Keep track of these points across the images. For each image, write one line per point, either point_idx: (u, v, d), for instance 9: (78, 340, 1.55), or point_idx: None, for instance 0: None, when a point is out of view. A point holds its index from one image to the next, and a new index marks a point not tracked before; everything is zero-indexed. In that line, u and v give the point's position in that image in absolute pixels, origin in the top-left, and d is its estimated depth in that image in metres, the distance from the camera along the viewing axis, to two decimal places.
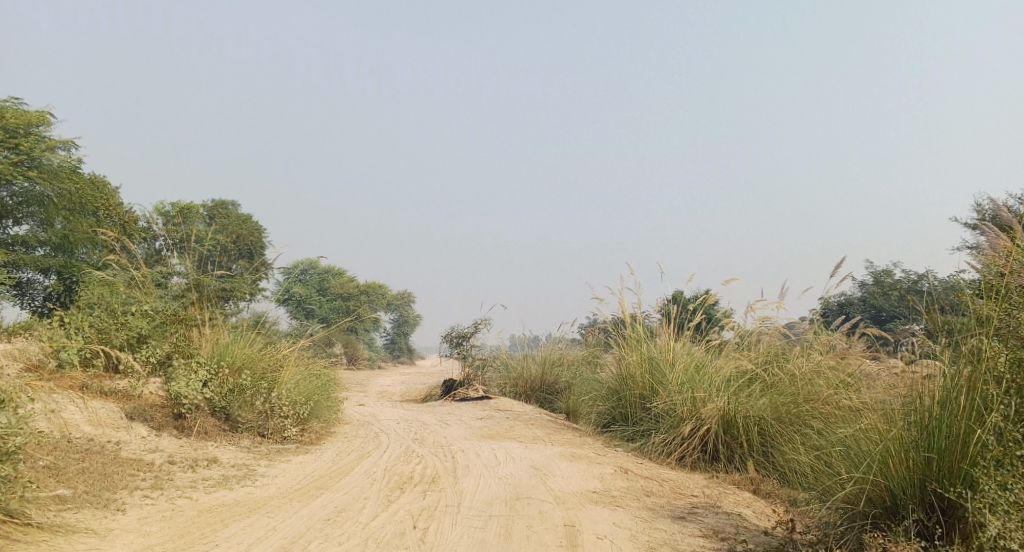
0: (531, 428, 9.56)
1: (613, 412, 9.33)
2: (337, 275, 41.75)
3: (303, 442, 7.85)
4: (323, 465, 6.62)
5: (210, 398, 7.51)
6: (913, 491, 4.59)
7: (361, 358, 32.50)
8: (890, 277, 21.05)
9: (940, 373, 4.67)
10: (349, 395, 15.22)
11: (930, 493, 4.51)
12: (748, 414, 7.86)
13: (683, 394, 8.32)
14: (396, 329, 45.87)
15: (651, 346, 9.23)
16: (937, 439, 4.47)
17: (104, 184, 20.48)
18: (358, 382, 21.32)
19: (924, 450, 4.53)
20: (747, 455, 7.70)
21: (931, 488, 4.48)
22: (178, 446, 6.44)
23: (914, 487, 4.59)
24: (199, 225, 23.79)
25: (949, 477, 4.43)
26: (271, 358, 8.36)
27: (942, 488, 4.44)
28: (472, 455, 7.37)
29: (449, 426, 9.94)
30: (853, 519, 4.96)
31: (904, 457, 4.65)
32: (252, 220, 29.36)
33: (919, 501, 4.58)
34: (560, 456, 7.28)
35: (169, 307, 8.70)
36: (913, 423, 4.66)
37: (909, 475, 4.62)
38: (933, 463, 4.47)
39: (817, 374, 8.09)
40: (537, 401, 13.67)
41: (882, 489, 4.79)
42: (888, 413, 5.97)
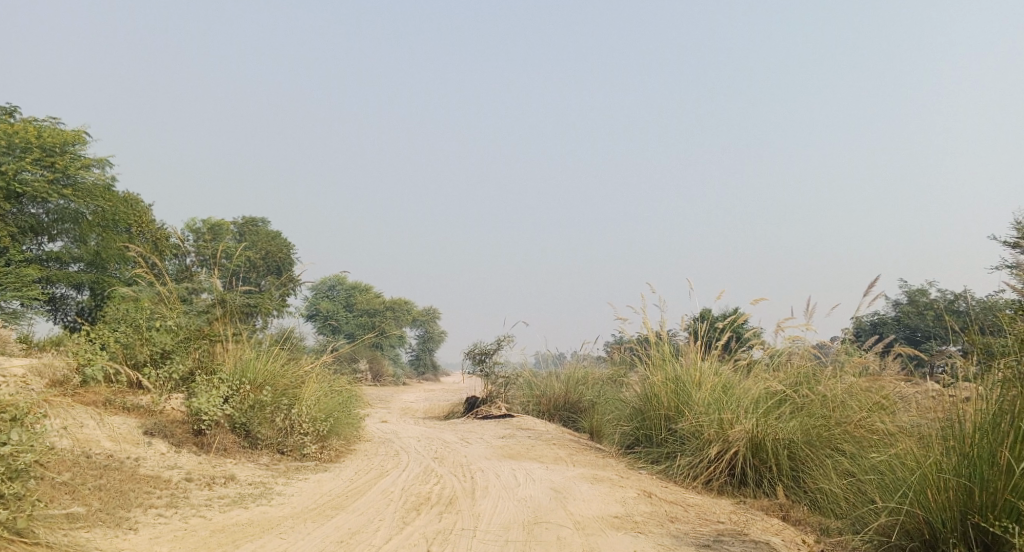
0: (553, 448, 9.40)
1: (638, 432, 9.14)
2: (364, 291, 41.99)
3: (322, 460, 7.84)
4: (341, 484, 6.53)
5: (231, 414, 7.45)
6: (955, 525, 4.35)
7: (386, 374, 32.53)
8: (925, 296, 20.53)
9: (981, 398, 4.46)
10: (372, 412, 15.17)
11: (972, 527, 4.28)
12: (777, 437, 7.63)
13: (710, 415, 8.10)
14: (422, 345, 45.92)
15: (677, 366, 9.03)
16: (980, 469, 4.24)
17: (137, 201, 20.85)
18: (382, 399, 21.28)
19: (966, 480, 4.30)
20: (776, 480, 7.45)
21: (973, 522, 4.25)
22: (197, 463, 6.42)
23: (955, 520, 4.35)
24: (229, 242, 24.09)
25: (994, 510, 4.19)
26: (294, 374, 8.29)
27: (986, 522, 4.21)
28: (492, 475, 7.23)
29: (470, 445, 9.82)
30: None
31: (944, 488, 4.42)
32: (281, 237, 29.68)
33: (961, 535, 4.33)
34: (582, 478, 7.11)
35: (194, 322, 8.70)
36: (952, 451, 4.45)
37: (950, 506, 4.38)
38: (977, 495, 4.24)
39: (850, 395, 7.83)
40: (561, 420, 13.49)
41: (921, 521, 4.55)
42: (925, 438, 5.72)
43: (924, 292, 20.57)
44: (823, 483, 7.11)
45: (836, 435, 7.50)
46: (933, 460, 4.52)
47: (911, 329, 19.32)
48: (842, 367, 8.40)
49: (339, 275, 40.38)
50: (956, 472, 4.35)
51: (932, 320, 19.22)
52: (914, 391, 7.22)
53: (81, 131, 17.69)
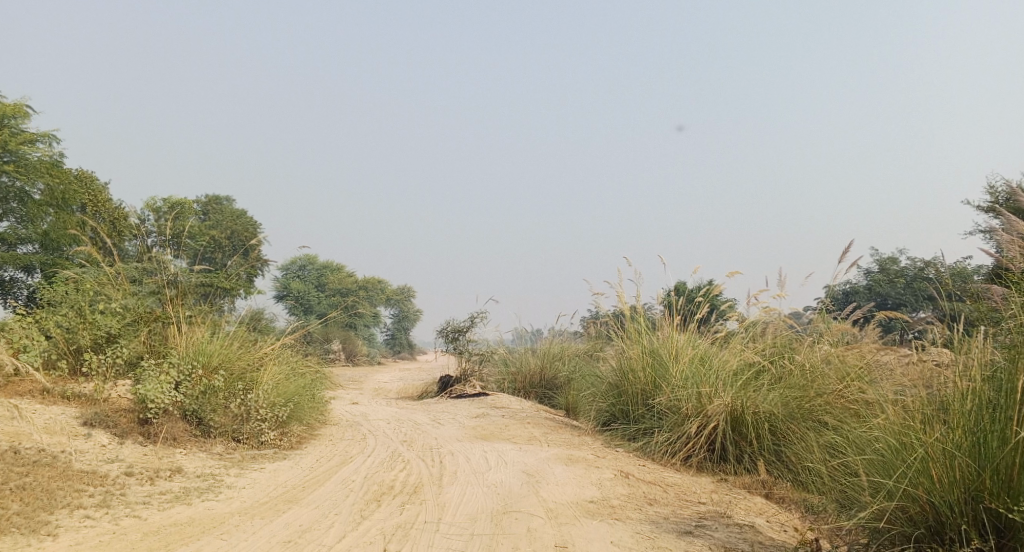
0: (528, 427, 9.05)
1: (614, 409, 8.82)
2: (335, 270, 41.23)
3: (281, 447, 7.37)
4: (299, 474, 6.11)
5: (181, 401, 7.00)
6: (964, 509, 4.09)
7: (359, 354, 31.98)
8: (895, 264, 20.57)
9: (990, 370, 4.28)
10: (342, 394, 14.70)
11: (984, 511, 4.03)
12: (757, 409, 7.34)
13: (688, 389, 7.78)
14: (396, 324, 45.40)
15: (654, 340, 8.70)
16: (991, 446, 4.01)
17: (91, 179, 19.96)
18: (354, 379, 20.79)
19: (975, 458, 4.06)
20: (758, 455, 7.18)
21: (986, 506, 4.00)
22: (141, 455, 5.94)
23: (964, 504, 4.09)
24: (190, 221, 23.26)
25: (1010, 493, 3.94)
26: (251, 357, 7.85)
27: (1001, 506, 3.96)
28: (462, 459, 6.85)
29: (442, 427, 9.43)
30: (892, 542, 4.46)
31: (950, 467, 4.17)
32: (246, 215, 28.83)
33: (971, 521, 4.07)
34: (556, 459, 6.75)
35: (143, 304, 8.16)
36: (955, 428, 4.23)
37: (958, 490, 4.12)
38: (988, 474, 4.00)
39: (826, 364, 7.59)
40: (537, 397, 13.17)
41: (925, 505, 4.29)
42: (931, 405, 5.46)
43: (895, 261, 20.61)
44: (805, 457, 6.87)
45: (817, 407, 7.28)
46: (936, 437, 4.28)
47: (882, 298, 19.34)
48: (819, 339, 8.05)
49: (309, 253, 39.65)
50: (961, 452, 4.10)
51: (903, 288, 19.27)
52: (892, 361, 7.08)
53: (24, 105, 16.76)
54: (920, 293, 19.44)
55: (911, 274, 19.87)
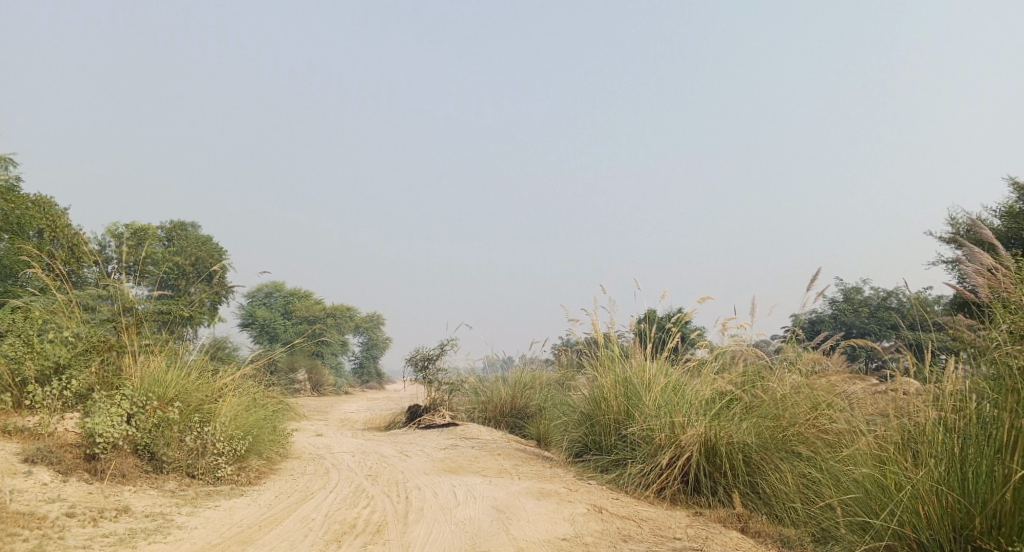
0: (498, 459, 8.79)
1: (585, 440, 8.62)
2: (303, 298, 40.58)
3: (238, 483, 7.02)
4: (256, 512, 5.79)
5: (132, 435, 6.64)
6: (955, 547, 4.26)
7: (327, 383, 31.32)
8: (860, 293, 20.85)
9: (970, 407, 4.44)
10: (307, 426, 14.26)
11: (974, 550, 4.18)
12: (731, 439, 7.19)
13: (661, 418, 7.62)
14: (365, 352, 44.75)
15: (626, 368, 8.55)
16: (977, 484, 4.18)
17: (49, 204, 19.39)
18: (320, 410, 20.26)
19: (963, 496, 4.23)
20: (732, 487, 7.02)
21: (975, 544, 4.16)
22: (86, 494, 5.58)
23: (955, 542, 4.26)
24: (153, 248, 22.70)
25: (1000, 531, 4.09)
26: (209, 388, 7.54)
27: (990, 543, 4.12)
28: (429, 494, 6.57)
29: (409, 459, 9.13)
30: None
31: (938, 503, 4.35)
32: (212, 242, 28.27)
33: None
34: (527, 493, 6.52)
35: (95, 333, 7.78)
36: (940, 463, 4.40)
37: (948, 527, 4.30)
38: (976, 513, 4.17)
39: (798, 393, 7.50)
40: (507, 427, 12.92)
41: (915, 541, 4.48)
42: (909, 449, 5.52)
43: (859, 291, 20.89)
44: (781, 489, 6.72)
45: (791, 437, 7.15)
46: (925, 474, 4.45)
47: (848, 327, 19.54)
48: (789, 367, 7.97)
49: (276, 281, 39.02)
50: (947, 489, 4.28)
51: (867, 316, 19.51)
52: (863, 390, 7.02)
53: None
54: (884, 322, 19.70)
55: (875, 303, 20.10)
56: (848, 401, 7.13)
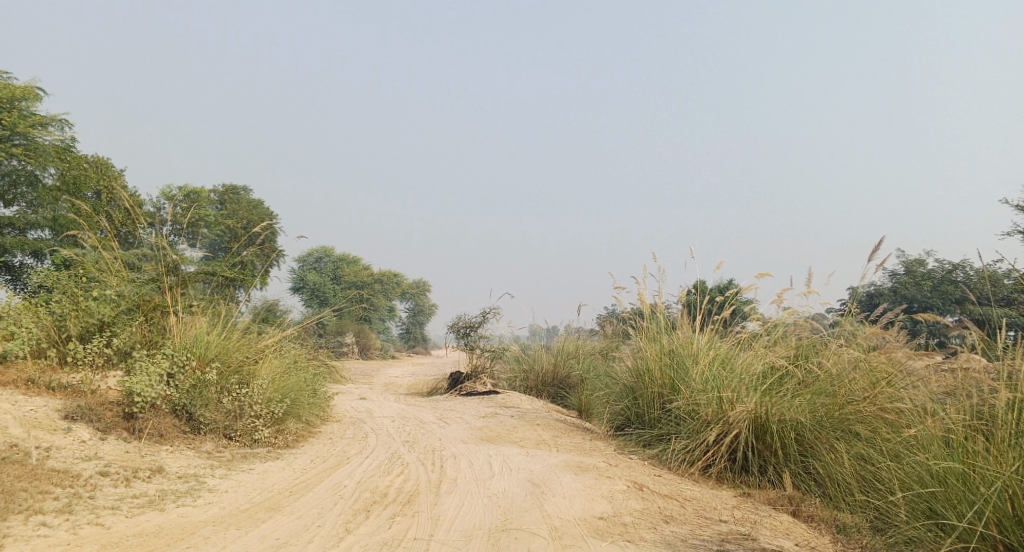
0: (537, 429, 8.59)
1: (628, 412, 8.35)
2: (351, 262, 40.98)
3: (275, 446, 7.00)
4: (288, 476, 5.71)
5: (171, 396, 6.64)
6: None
7: (374, 347, 31.65)
8: (922, 266, 19.83)
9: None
10: (351, 389, 14.34)
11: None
12: (783, 417, 6.84)
13: (708, 393, 7.31)
14: (411, 318, 45.17)
15: (672, 339, 8.21)
16: None
17: (106, 165, 19.82)
18: (366, 373, 20.44)
19: None
20: (783, 466, 6.70)
21: None
22: (122, 453, 5.58)
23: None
24: (205, 210, 23.07)
25: None
26: (248, 350, 7.54)
27: None
28: (464, 463, 6.41)
29: (447, 426, 9.01)
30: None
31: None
32: (262, 205, 28.61)
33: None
34: (565, 466, 6.29)
35: (140, 291, 7.82)
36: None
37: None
38: None
39: (855, 369, 7.06)
40: (550, 396, 12.73)
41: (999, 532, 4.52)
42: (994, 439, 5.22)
43: (921, 263, 19.86)
44: (836, 471, 6.38)
45: (848, 416, 6.76)
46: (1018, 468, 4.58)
47: (909, 301, 18.60)
48: (842, 340, 7.49)
49: (325, 245, 39.46)
50: None
51: (929, 291, 18.60)
52: (925, 366, 6.59)
53: (35, 89, 16.57)
54: (949, 296, 18.71)
55: (938, 276, 19.17)
56: (906, 378, 6.71)
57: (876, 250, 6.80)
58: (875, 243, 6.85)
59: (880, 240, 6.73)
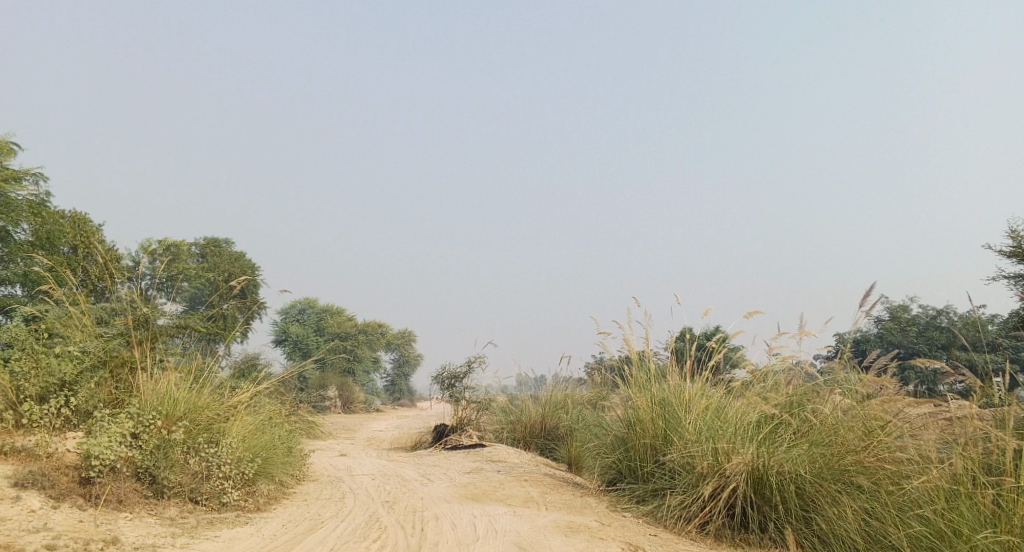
0: (525, 485, 8.19)
1: (619, 466, 7.99)
2: (335, 314, 40.44)
3: (244, 510, 6.56)
4: (256, 544, 5.29)
5: (133, 458, 6.21)
6: None
7: (357, 401, 30.92)
8: (906, 311, 19.73)
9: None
10: (332, 445, 13.81)
11: None
12: (782, 469, 6.52)
13: (702, 444, 6.99)
14: (396, 370, 44.51)
15: (662, 388, 7.92)
16: None
17: (84, 220, 19.49)
18: (348, 429, 19.84)
19: None
20: (784, 523, 6.36)
21: None
22: (75, 522, 5.15)
23: None
24: (184, 264, 22.67)
25: None
26: (219, 407, 7.17)
27: None
28: (447, 526, 6.02)
29: (430, 484, 8.58)
30: None
31: None
32: (244, 257, 28.22)
33: None
34: (554, 527, 5.93)
35: (106, 347, 7.43)
36: None
37: None
38: None
39: (847, 415, 6.78)
40: (537, 448, 12.32)
41: None
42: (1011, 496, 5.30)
43: (905, 309, 19.75)
44: (841, 527, 6.06)
45: (849, 467, 6.45)
46: None
47: (896, 346, 18.40)
48: (834, 385, 7.22)
49: (308, 297, 38.99)
50: None
51: (915, 336, 18.45)
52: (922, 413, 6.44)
53: (9, 143, 16.30)
54: (935, 341, 18.56)
55: (923, 322, 19.07)
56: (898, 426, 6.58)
57: (869, 294, 6.62)
58: (868, 286, 6.67)
59: (873, 284, 6.54)
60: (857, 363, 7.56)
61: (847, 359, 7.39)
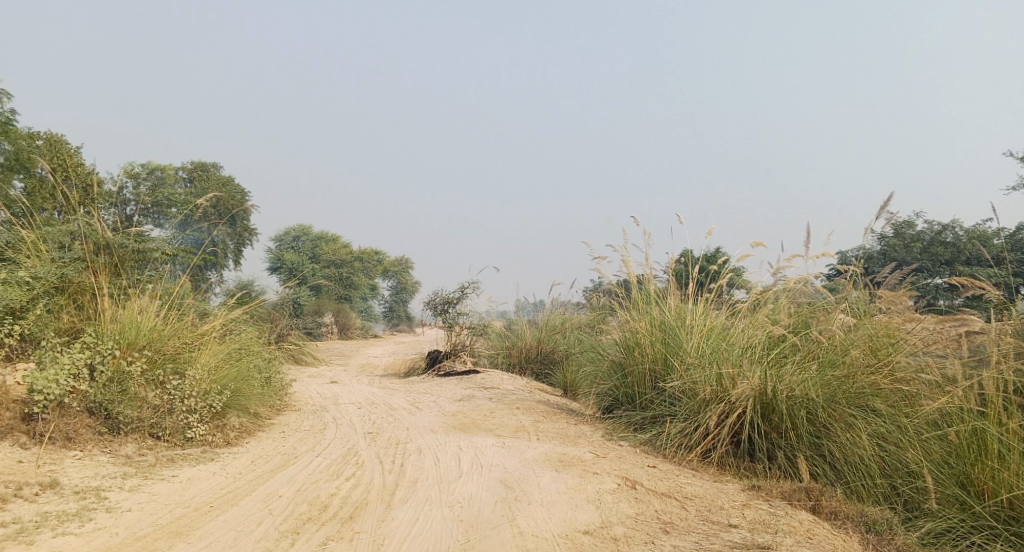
0: (517, 414, 7.72)
1: (616, 393, 7.51)
2: (330, 240, 39.73)
3: (212, 445, 6.08)
4: (216, 484, 4.82)
5: (86, 392, 5.68)
6: None
7: (354, 327, 30.59)
8: (911, 227, 19.03)
9: None
10: (323, 373, 13.38)
11: None
12: (791, 393, 5.97)
13: (705, 369, 6.48)
14: (393, 295, 44.19)
15: (662, 310, 7.36)
16: None
17: (59, 141, 18.50)
18: (344, 356, 19.51)
19: None
20: (794, 451, 5.86)
21: None
22: (13, 463, 4.65)
23: None
24: (168, 187, 21.75)
25: None
26: (186, 336, 6.64)
27: None
28: (430, 460, 5.57)
29: (418, 413, 8.13)
30: None
31: None
32: (232, 181, 27.26)
33: None
34: (545, 460, 5.45)
35: (60, 273, 6.75)
36: None
37: None
38: None
39: (856, 332, 6.24)
40: (534, 373, 11.95)
41: None
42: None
43: (911, 225, 18.96)
44: (856, 454, 5.61)
45: (864, 389, 5.92)
46: None
47: (898, 264, 17.86)
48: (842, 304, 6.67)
49: (302, 224, 38.23)
50: None
51: (919, 253, 17.88)
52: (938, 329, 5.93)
53: None
54: (938, 258, 17.98)
55: (927, 238, 18.43)
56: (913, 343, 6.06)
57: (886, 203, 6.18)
58: (883, 198, 6.26)
59: (890, 195, 6.15)
60: (865, 281, 6.93)
61: (857, 276, 6.84)
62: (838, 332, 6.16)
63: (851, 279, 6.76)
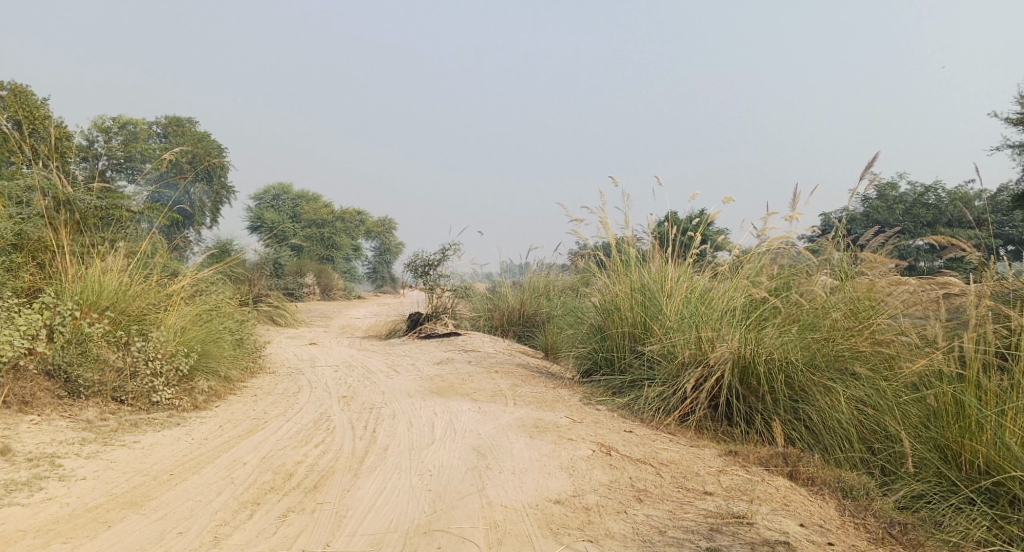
0: (495, 378, 7.61)
1: (595, 356, 7.41)
2: (311, 200, 39.15)
3: (178, 410, 5.92)
4: (179, 450, 4.68)
5: (44, 355, 5.48)
6: None
7: (337, 288, 30.32)
8: (894, 188, 18.94)
9: None
10: (303, 335, 13.19)
11: None
12: (770, 357, 5.88)
13: (685, 333, 6.37)
14: (376, 256, 43.81)
15: (643, 273, 7.21)
16: None
17: (27, 94, 17.85)
18: (325, 317, 19.29)
19: None
20: (772, 415, 5.80)
21: None
22: None
23: None
24: (142, 143, 21.17)
25: None
26: (152, 296, 6.43)
27: None
28: (403, 425, 5.45)
29: (395, 376, 8.00)
30: None
31: None
32: (209, 138, 26.61)
33: None
34: (520, 426, 5.33)
35: (19, 230, 6.49)
36: None
37: None
38: None
39: (837, 295, 6.13)
40: (515, 336, 11.84)
41: None
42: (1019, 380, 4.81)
43: (894, 186, 18.85)
44: (833, 418, 5.55)
45: (844, 353, 5.84)
46: None
47: (880, 225, 17.81)
48: (823, 266, 6.56)
49: (283, 182, 37.59)
50: None
51: (901, 214, 17.83)
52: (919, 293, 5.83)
53: None
54: (920, 219, 17.94)
55: (909, 200, 18.37)
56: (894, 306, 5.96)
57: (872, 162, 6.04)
58: (869, 158, 6.11)
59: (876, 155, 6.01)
60: (848, 243, 6.82)
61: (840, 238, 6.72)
62: (819, 294, 6.06)
63: (834, 241, 6.64)
